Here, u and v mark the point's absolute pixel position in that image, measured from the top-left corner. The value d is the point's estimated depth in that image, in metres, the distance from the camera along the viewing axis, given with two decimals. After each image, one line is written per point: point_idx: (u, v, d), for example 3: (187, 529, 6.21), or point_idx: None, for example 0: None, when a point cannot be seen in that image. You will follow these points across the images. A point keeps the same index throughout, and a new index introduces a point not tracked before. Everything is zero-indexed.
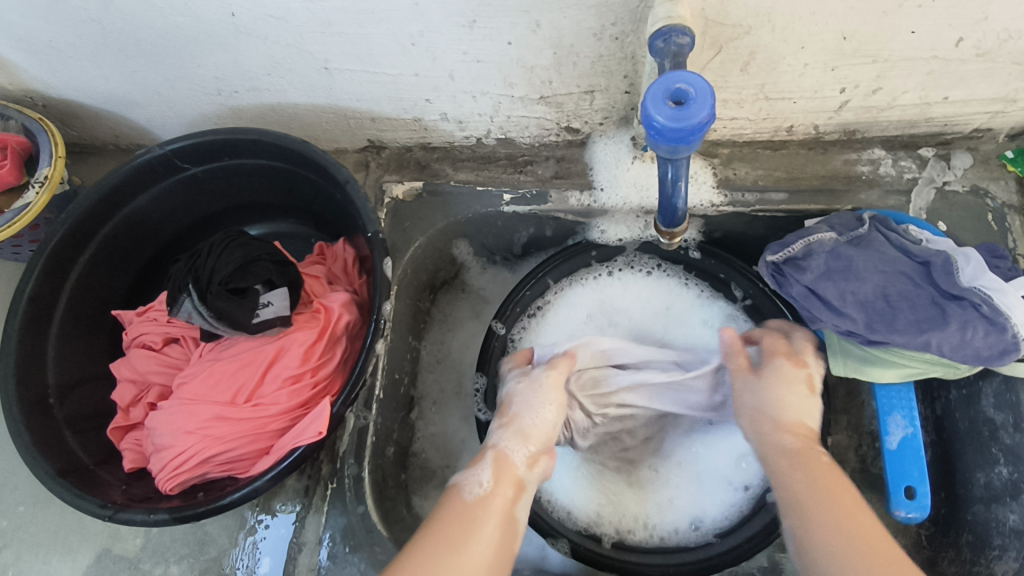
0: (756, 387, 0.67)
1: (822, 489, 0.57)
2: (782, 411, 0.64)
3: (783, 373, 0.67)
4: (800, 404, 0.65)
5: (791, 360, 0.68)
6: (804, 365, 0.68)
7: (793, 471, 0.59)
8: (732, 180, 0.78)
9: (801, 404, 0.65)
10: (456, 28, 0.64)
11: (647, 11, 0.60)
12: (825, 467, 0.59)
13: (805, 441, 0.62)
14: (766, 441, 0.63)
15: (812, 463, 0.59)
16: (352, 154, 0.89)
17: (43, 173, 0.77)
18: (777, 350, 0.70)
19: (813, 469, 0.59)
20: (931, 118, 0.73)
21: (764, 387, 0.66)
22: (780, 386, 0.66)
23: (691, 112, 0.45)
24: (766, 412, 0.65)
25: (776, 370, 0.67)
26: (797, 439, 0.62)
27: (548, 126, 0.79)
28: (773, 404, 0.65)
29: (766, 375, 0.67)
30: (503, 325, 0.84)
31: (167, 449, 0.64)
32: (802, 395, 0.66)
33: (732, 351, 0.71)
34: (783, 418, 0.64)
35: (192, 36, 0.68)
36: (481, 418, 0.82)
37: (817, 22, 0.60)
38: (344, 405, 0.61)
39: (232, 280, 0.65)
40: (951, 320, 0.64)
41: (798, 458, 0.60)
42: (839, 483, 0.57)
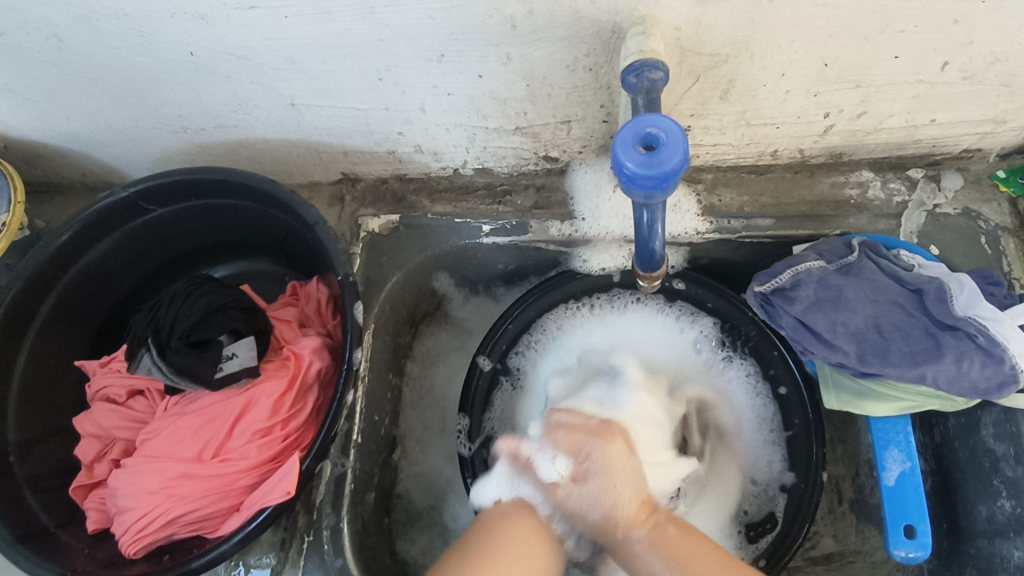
0: (593, 491, 0.64)
1: (676, 560, 0.59)
2: (614, 507, 0.63)
3: (609, 463, 0.64)
4: (631, 479, 0.64)
5: (608, 438, 0.66)
6: (614, 440, 0.66)
7: (648, 546, 0.61)
8: (717, 207, 0.75)
9: (636, 484, 0.65)
10: (424, 63, 0.61)
11: (620, 42, 0.57)
12: (682, 538, 0.61)
13: (651, 526, 0.62)
14: (607, 538, 0.63)
15: (666, 543, 0.61)
16: (326, 187, 0.86)
17: (1, 219, 0.73)
18: (580, 429, 0.67)
19: (664, 547, 0.60)
20: (919, 140, 0.71)
21: (592, 483, 0.64)
22: (608, 477, 0.64)
23: (664, 158, 0.42)
24: (606, 518, 0.63)
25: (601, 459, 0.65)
26: (642, 524, 0.62)
27: (526, 155, 0.76)
28: (600, 498, 0.64)
29: (588, 470, 0.65)
30: (488, 359, 0.81)
31: (130, 511, 0.61)
32: (629, 474, 0.65)
33: (586, 446, 0.65)
34: (621, 510, 0.63)
35: (150, 76, 0.66)
36: (463, 453, 0.78)
37: (797, 50, 0.58)
38: (314, 460, 0.58)
39: (193, 333, 0.63)
40: (946, 351, 0.62)
41: (654, 546, 0.61)
42: (692, 543, 0.60)
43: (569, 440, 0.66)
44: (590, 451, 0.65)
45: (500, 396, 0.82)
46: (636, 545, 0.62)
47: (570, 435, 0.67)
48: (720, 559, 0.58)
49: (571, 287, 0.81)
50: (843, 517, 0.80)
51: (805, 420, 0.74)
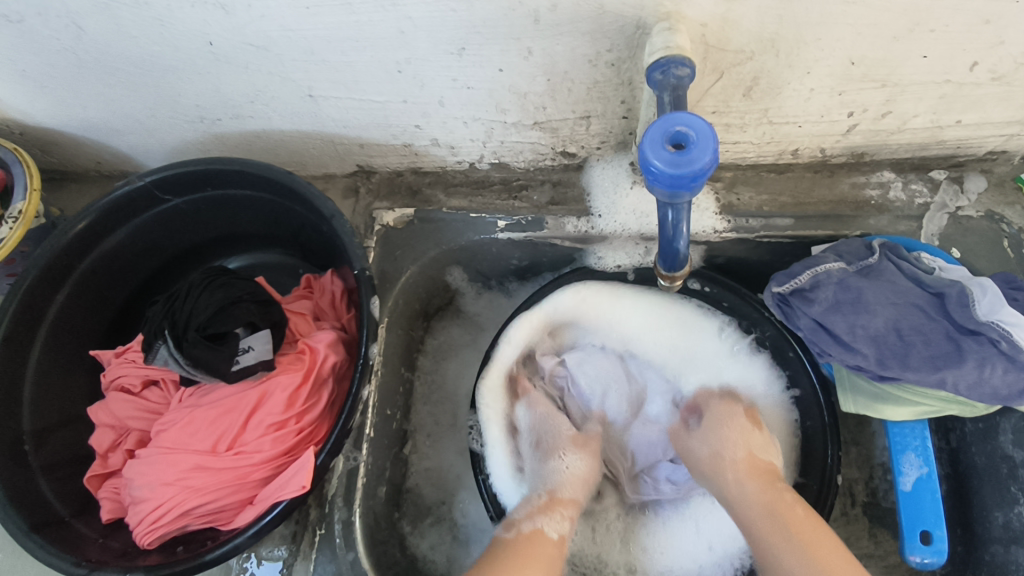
0: (704, 437, 0.72)
1: (781, 514, 0.62)
2: (728, 453, 0.69)
3: (733, 421, 0.72)
4: (740, 436, 0.70)
5: (729, 399, 0.75)
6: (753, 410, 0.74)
7: (755, 501, 0.64)
8: (735, 206, 0.75)
9: (749, 443, 0.70)
10: (445, 56, 0.61)
11: (644, 37, 0.56)
12: (803, 512, 0.62)
13: (750, 475, 0.66)
14: (718, 477, 0.68)
15: (782, 507, 0.62)
16: (341, 179, 0.86)
17: (17, 207, 0.73)
18: (723, 394, 0.76)
19: (777, 504, 0.63)
20: (943, 141, 0.70)
21: (720, 428, 0.71)
22: (722, 426, 0.71)
23: (693, 157, 0.41)
24: (719, 462, 0.69)
25: (726, 417, 0.72)
26: (754, 480, 0.66)
27: (543, 150, 0.76)
28: (724, 443, 0.70)
29: (710, 418, 0.73)
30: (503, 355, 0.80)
31: (145, 502, 0.61)
32: (761, 441, 0.70)
33: (710, 408, 0.75)
34: (729, 455, 0.69)
35: (168, 65, 0.65)
36: (474, 449, 0.78)
37: (823, 48, 0.57)
38: (329, 455, 0.58)
39: (210, 326, 0.62)
40: (967, 356, 0.61)
41: (758, 496, 0.64)
42: (818, 532, 0.60)
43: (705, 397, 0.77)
44: (719, 414, 0.73)
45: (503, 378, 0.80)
46: (740, 496, 0.65)
47: (722, 395, 0.76)
48: (824, 533, 0.59)
49: (586, 283, 0.81)
50: (855, 520, 0.79)
51: (821, 426, 0.74)
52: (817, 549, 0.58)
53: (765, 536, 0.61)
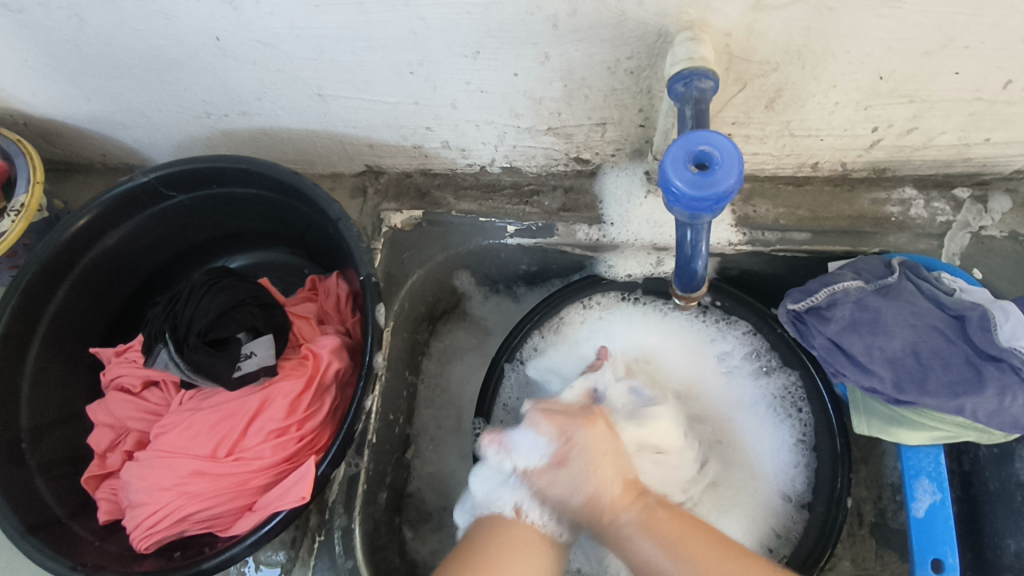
0: (572, 479, 0.60)
1: (667, 538, 0.57)
2: (599, 488, 0.60)
3: (591, 447, 0.61)
4: (615, 464, 0.61)
5: (588, 420, 0.63)
6: (597, 421, 0.64)
7: (638, 530, 0.58)
8: (752, 218, 0.73)
9: (619, 466, 0.62)
10: (459, 59, 0.59)
11: (665, 46, 0.55)
12: (671, 519, 0.59)
13: (640, 506, 0.60)
14: (594, 522, 0.60)
15: (661, 530, 0.58)
16: (349, 178, 0.84)
17: (20, 199, 0.72)
18: (569, 416, 0.64)
19: (656, 529, 0.58)
20: (969, 158, 0.68)
21: (574, 459, 0.60)
22: (591, 458, 0.61)
23: (716, 179, 0.40)
24: (585, 499, 0.60)
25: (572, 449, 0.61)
26: (626, 506, 0.59)
27: (556, 156, 0.74)
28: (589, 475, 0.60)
29: (572, 458, 0.61)
30: (510, 362, 0.79)
31: (142, 507, 0.60)
32: (611, 459, 0.61)
33: (564, 433, 0.62)
34: (605, 493, 0.59)
35: (175, 60, 0.64)
36: None
37: (851, 62, 0.55)
38: (330, 466, 0.57)
39: (211, 330, 0.61)
40: (988, 384, 0.59)
41: (644, 524, 0.58)
42: (692, 535, 0.57)
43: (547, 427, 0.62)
44: (570, 438, 0.62)
45: (507, 384, 0.79)
46: (626, 529, 0.58)
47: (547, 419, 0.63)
48: (717, 540, 0.56)
49: (594, 293, 0.79)
50: (862, 541, 0.78)
51: (831, 450, 0.72)
52: (721, 559, 0.54)
53: (665, 566, 0.55)
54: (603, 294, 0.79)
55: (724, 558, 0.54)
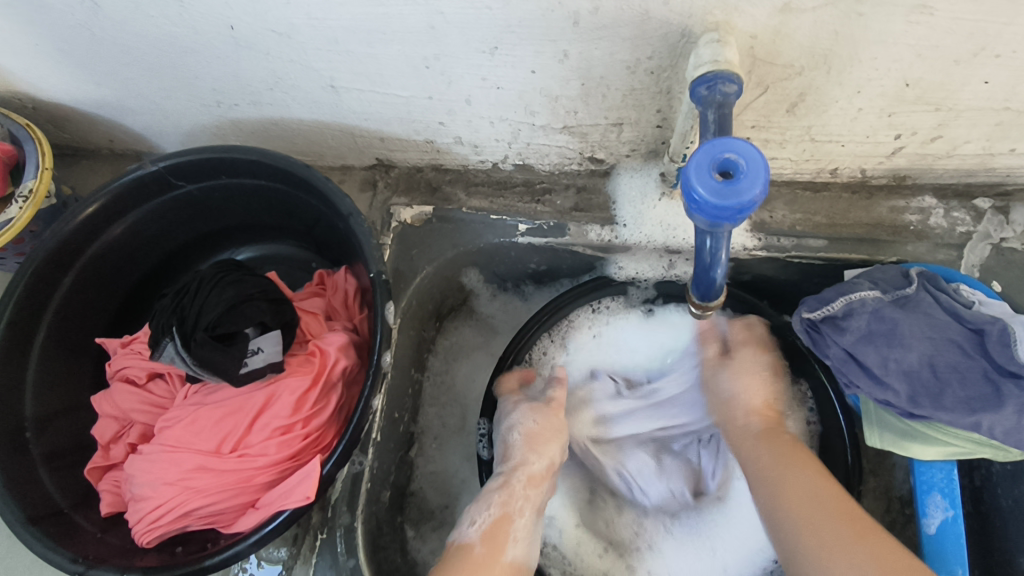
0: (728, 377, 0.68)
1: (797, 467, 0.58)
2: (738, 396, 0.66)
3: (749, 363, 0.68)
4: (761, 383, 0.67)
5: (759, 349, 0.70)
6: (768, 350, 0.70)
7: (767, 461, 0.59)
8: (768, 224, 0.71)
9: (769, 391, 0.67)
10: (475, 54, 0.58)
11: (689, 46, 0.53)
12: (791, 447, 0.60)
13: (769, 421, 0.64)
14: (732, 422, 0.66)
15: (779, 443, 0.61)
16: (359, 171, 0.83)
17: (27, 186, 0.71)
18: (740, 336, 0.71)
19: (780, 453, 0.59)
20: (993, 168, 0.67)
21: (733, 362, 0.69)
22: (740, 367, 0.68)
23: (741, 189, 0.39)
24: (736, 402, 0.66)
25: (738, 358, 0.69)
26: (762, 423, 0.64)
27: (570, 155, 0.73)
28: (728, 382, 0.68)
29: (734, 363, 0.69)
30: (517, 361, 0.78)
31: (145, 501, 0.60)
32: (763, 379, 0.68)
33: (737, 343, 0.71)
34: (744, 400, 0.66)
35: (186, 48, 0.63)
36: (485, 456, 0.75)
37: (879, 67, 0.53)
38: (335, 467, 0.56)
39: (219, 325, 0.60)
40: (1007, 401, 0.58)
41: (766, 440, 0.61)
42: (801, 458, 0.59)
43: (711, 333, 0.73)
44: (737, 346, 0.70)
45: None
46: (750, 446, 0.62)
47: (738, 332, 0.71)
48: (841, 495, 0.54)
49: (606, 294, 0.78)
50: None
51: (843, 464, 0.70)
52: (828, 511, 0.52)
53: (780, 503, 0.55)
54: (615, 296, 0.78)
55: (851, 536, 0.50)
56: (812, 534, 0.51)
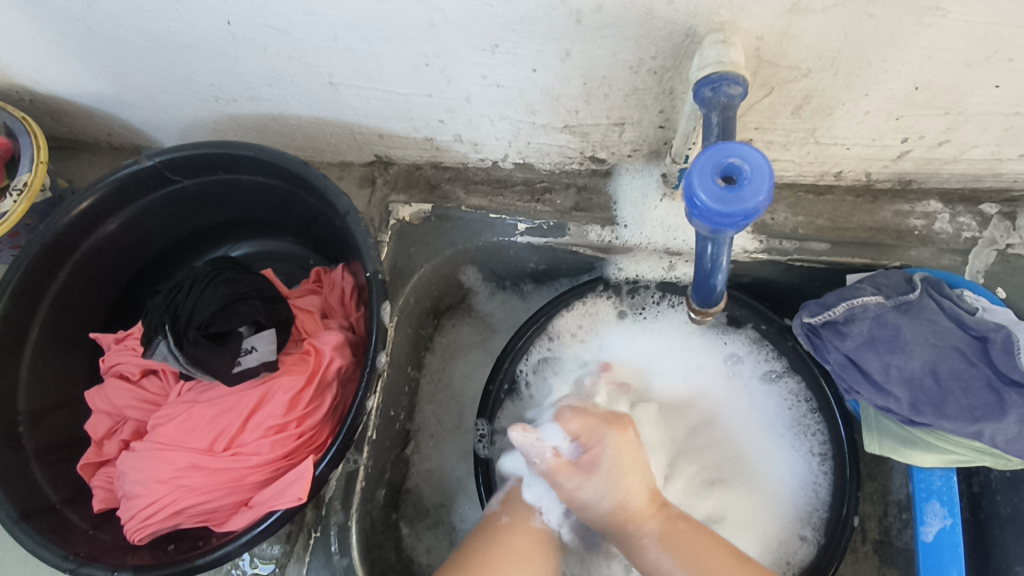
0: (599, 486, 0.61)
1: (693, 565, 0.57)
2: (628, 497, 0.61)
3: (619, 452, 0.62)
4: (639, 479, 0.62)
5: (619, 427, 0.63)
6: (625, 428, 0.64)
7: (656, 549, 0.59)
8: (770, 226, 0.70)
9: (643, 472, 0.62)
10: (477, 52, 0.57)
11: (693, 47, 0.52)
12: (702, 541, 0.59)
13: (661, 518, 0.61)
14: (618, 532, 0.61)
15: (683, 543, 0.58)
16: (358, 168, 0.82)
17: (23, 178, 0.71)
18: (603, 418, 0.65)
19: (676, 541, 0.59)
20: (1000, 173, 0.66)
21: (603, 462, 0.61)
22: (617, 467, 0.61)
23: (744, 196, 0.38)
24: (617, 511, 0.60)
25: (610, 451, 0.62)
26: (653, 518, 0.60)
27: (571, 154, 0.72)
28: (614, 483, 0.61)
29: (600, 467, 0.61)
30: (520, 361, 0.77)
31: (137, 498, 0.59)
32: (636, 461, 0.63)
33: (591, 439, 0.62)
34: (632, 502, 0.61)
35: (184, 42, 0.62)
36: (480, 453, 0.75)
37: (887, 70, 0.52)
38: (329, 467, 0.56)
39: (213, 324, 0.60)
40: (1010, 410, 0.57)
41: (664, 538, 0.59)
42: (714, 550, 0.58)
43: (581, 424, 0.63)
44: (596, 442, 0.62)
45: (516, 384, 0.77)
46: (648, 540, 0.59)
47: (580, 418, 0.64)
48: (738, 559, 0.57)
49: (601, 293, 0.77)
50: (866, 558, 0.76)
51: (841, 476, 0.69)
52: None
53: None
54: (613, 291, 0.77)
55: None
56: None
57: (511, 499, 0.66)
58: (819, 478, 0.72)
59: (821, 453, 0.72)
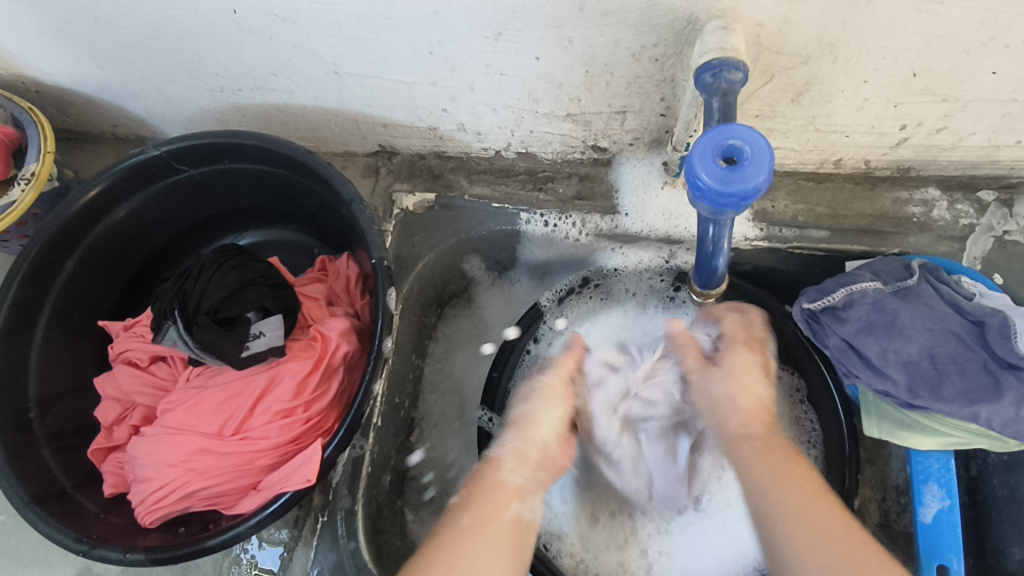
0: (719, 377, 0.59)
1: (770, 466, 0.51)
2: (727, 412, 0.57)
3: (736, 364, 0.60)
4: (755, 381, 0.58)
5: (753, 348, 0.62)
6: (760, 352, 0.62)
7: (750, 456, 0.52)
8: (770, 213, 0.71)
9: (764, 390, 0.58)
10: (480, 40, 0.58)
11: (694, 34, 0.53)
12: (765, 450, 0.52)
13: (760, 425, 0.55)
14: (720, 417, 0.57)
15: (749, 450, 0.53)
16: (362, 158, 0.83)
17: (30, 168, 0.72)
18: (736, 337, 0.63)
19: (750, 445, 0.53)
20: (998, 161, 0.66)
21: (712, 378, 0.60)
22: (733, 373, 0.59)
23: (746, 176, 0.39)
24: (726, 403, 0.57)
25: (733, 358, 0.61)
26: (750, 418, 0.55)
27: (573, 143, 0.73)
28: (726, 388, 0.58)
29: (717, 370, 0.60)
30: (534, 343, 0.79)
31: (148, 482, 0.60)
32: (754, 379, 0.59)
33: (723, 347, 0.62)
34: (739, 403, 0.57)
35: (189, 31, 0.62)
36: (484, 426, 0.76)
37: (886, 57, 0.53)
38: (337, 450, 0.57)
39: (221, 309, 0.60)
40: (1005, 393, 0.58)
41: (738, 443, 0.54)
42: (783, 459, 0.51)
43: (688, 345, 0.64)
44: (727, 354, 0.61)
45: (517, 370, 0.78)
46: (737, 438, 0.55)
47: (690, 344, 0.65)
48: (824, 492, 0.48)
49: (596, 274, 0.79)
50: None
51: (841, 456, 0.71)
52: (800, 492, 0.48)
53: (750, 477, 0.51)
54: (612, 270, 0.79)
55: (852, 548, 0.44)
56: (806, 534, 0.45)
57: (471, 486, 0.54)
58: (812, 463, 0.73)
59: (812, 440, 0.74)
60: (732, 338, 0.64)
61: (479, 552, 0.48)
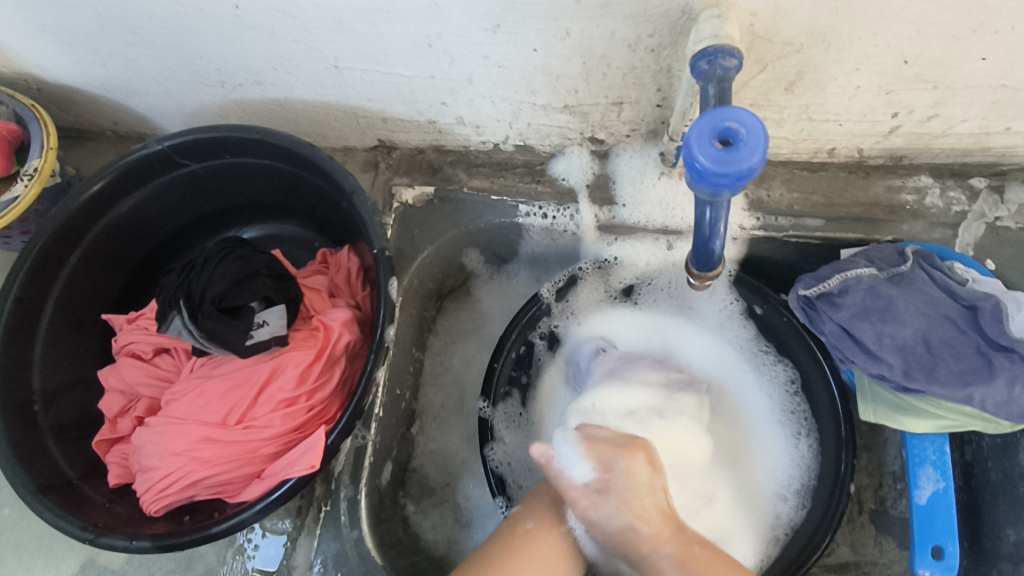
0: (611, 510, 0.59)
1: (718, 573, 0.54)
2: (637, 521, 0.59)
3: (633, 482, 0.60)
4: (654, 495, 0.60)
5: (630, 450, 0.62)
6: (639, 452, 0.62)
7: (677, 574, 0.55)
8: (765, 202, 0.72)
9: (657, 496, 0.60)
10: (478, 32, 0.58)
11: (689, 24, 0.54)
12: (713, 564, 0.55)
13: (678, 540, 0.58)
14: (631, 552, 0.59)
15: (697, 565, 0.55)
16: (361, 153, 0.84)
17: (33, 164, 0.72)
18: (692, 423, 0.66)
19: (694, 565, 0.56)
20: (988, 148, 0.68)
21: (617, 481, 0.60)
22: (637, 489, 0.60)
23: (741, 156, 0.40)
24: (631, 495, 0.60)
25: (621, 479, 0.60)
26: (665, 540, 0.58)
27: (570, 135, 0.73)
28: (623, 510, 0.59)
29: (617, 475, 0.60)
30: (541, 338, 0.80)
31: (153, 471, 0.61)
32: (653, 488, 0.60)
33: (606, 454, 0.61)
34: (641, 527, 0.58)
35: (191, 26, 0.63)
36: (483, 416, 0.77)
37: (877, 44, 0.54)
38: (340, 436, 0.57)
39: (226, 299, 0.61)
40: (998, 374, 0.59)
41: (687, 569, 0.55)
42: (722, 571, 0.55)
43: (593, 451, 0.62)
44: (611, 462, 0.61)
45: (517, 361, 0.79)
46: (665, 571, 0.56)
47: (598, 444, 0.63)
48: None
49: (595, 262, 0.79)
50: (862, 527, 0.78)
51: (835, 436, 0.72)
52: None
53: None
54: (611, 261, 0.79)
55: None
56: None
57: (532, 501, 0.64)
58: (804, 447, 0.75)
59: (804, 428, 0.76)
60: (620, 484, 0.60)
61: (534, 554, 0.59)
